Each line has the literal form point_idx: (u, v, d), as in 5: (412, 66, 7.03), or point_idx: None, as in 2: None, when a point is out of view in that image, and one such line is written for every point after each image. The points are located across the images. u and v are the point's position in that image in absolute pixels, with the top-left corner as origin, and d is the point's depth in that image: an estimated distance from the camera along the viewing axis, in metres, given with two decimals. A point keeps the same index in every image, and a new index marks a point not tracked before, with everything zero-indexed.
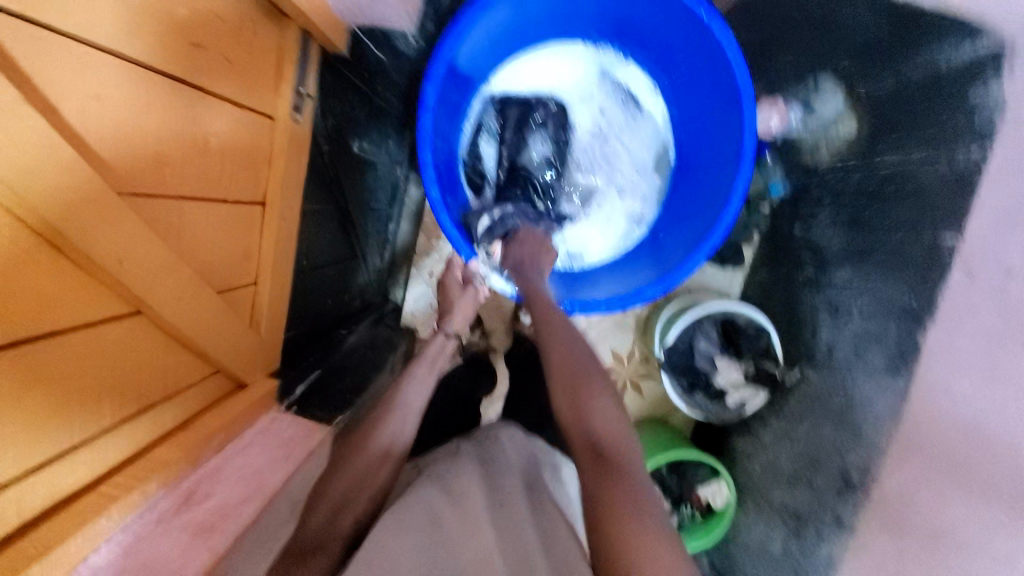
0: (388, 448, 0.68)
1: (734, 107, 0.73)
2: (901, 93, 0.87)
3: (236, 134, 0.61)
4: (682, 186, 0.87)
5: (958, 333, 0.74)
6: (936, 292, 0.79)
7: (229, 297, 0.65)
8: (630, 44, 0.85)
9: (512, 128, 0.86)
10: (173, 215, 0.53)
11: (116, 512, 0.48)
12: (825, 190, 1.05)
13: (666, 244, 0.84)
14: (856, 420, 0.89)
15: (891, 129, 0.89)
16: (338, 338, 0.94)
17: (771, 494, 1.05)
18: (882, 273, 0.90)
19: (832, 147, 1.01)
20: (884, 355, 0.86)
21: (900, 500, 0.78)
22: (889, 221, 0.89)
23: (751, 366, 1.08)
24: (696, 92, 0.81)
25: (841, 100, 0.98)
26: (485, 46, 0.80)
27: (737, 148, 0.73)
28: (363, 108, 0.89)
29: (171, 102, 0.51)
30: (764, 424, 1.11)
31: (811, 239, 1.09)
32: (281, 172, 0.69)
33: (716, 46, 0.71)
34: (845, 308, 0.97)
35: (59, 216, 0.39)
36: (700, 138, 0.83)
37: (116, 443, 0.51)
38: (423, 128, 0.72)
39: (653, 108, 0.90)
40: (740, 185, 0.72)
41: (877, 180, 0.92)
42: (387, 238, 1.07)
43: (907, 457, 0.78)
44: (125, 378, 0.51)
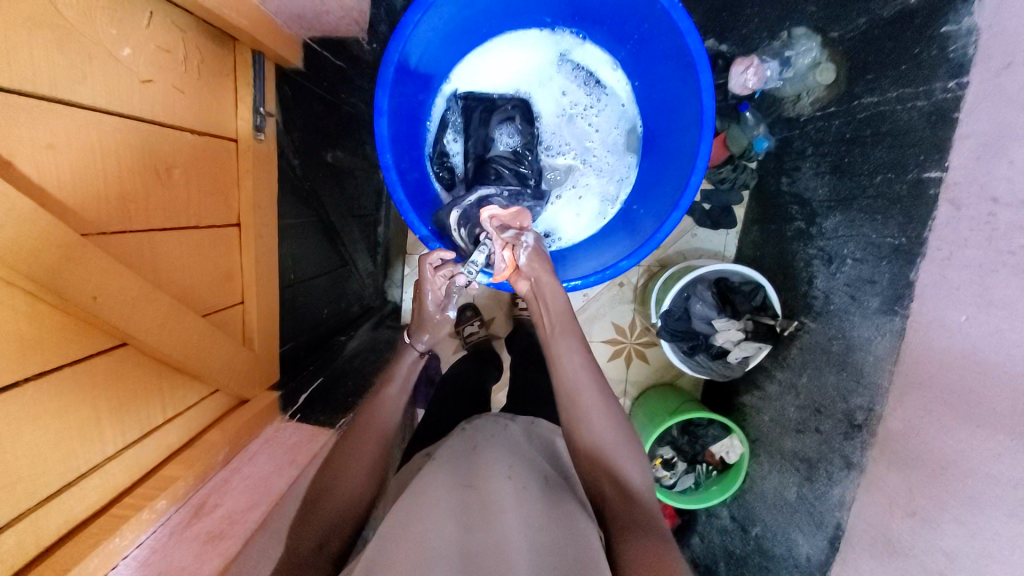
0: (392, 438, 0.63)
1: (691, 72, 0.71)
2: (869, 35, 0.87)
3: (199, 161, 0.62)
4: (652, 158, 0.85)
5: (949, 264, 0.73)
6: (924, 229, 0.78)
7: (216, 318, 0.67)
8: (585, 23, 0.84)
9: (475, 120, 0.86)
10: (145, 247, 0.54)
11: (129, 532, 0.51)
12: (807, 141, 1.05)
13: (640, 215, 0.83)
14: (856, 363, 0.88)
15: (863, 71, 0.90)
16: (338, 345, 0.99)
17: (782, 444, 1.06)
18: (869, 215, 0.89)
19: (812, 96, 1.02)
20: (878, 297, 0.86)
21: (905, 435, 0.78)
22: (869, 164, 0.89)
23: (749, 323, 1.05)
24: (651, 61, 0.79)
25: (814, 50, 0.98)
26: (435, 44, 0.79)
27: (697, 112, 0.72)
28: (332, 117, 0.89)
29: (128, 139, 0.52)
30: (769, 376, 1.11)
31: (798, 192, 1.08)
32: (252, 191, 0.70)
33: (661, 12, 0.70)
34: (836, 256, 0.96)
35: (23, 259, 0.40)
36: (664, 107, 0.81)
37: (120, 467, 0.53)
38: (381, 134, 0.72)
39: (616, 84, 0.88)
40: (703, 149, 0.71)
41: (855, 125, 0.92)
42: (378, 242, 1.13)
43: (907, 395, 0.78)
44: (123, 405, 0.54)
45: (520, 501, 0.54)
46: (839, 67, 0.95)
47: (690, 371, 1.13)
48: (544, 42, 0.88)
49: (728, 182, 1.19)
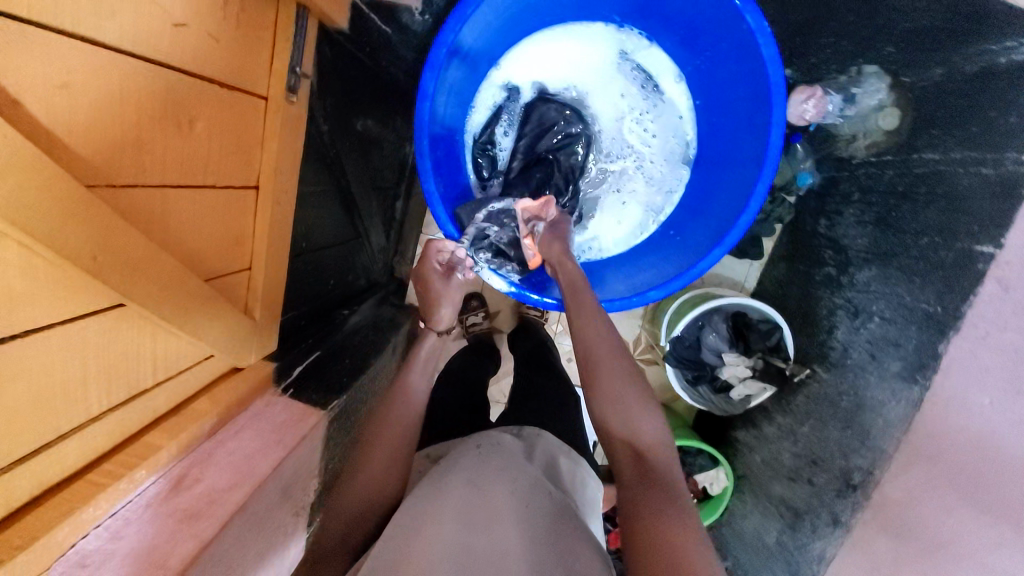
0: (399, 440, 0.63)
1: (763, 103, 0.67)
2: (946, 85, 0.81)
3: (224, 116, 0.58)
4: (702, 184, 0.81)
5: (981, 345, 0.70)
6: (963, 302, 0.74)
7: (220, 283, 0.64)
8: (655, 29, 0.79)
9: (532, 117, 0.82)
10: (156, 204, 0.51)
11: (104, 501, 0.48)
12: (856, 185, 1.00)
13: (678, 244, 0.79)
14: (864, 423, 0.86)
15: (928, 125, 0.85)
16: (340, 318, 0.96)
17: (770, 488, 1.05)
18: (907, 276, 0.85)
19: (870, 139, 0.97)
20: (900, 361, 0.83)
21: (900, 505, 0.76)
22: (915, 224, 0.85)
23: (759, 362, 1.04)
24: (721, 83, 0.75)
25: (882, 91, 0.93)
26: (496, 27, 0.75)
27: (762, 147, 0.67)
28: (368, 84, 0.85)
29: (151, 87, 0.47)
30: (769, 418, 1.09)
31: (834, 237, 1.04)
32: (275, 155, 0.66)
33: (746, 34, 0.66)
34: (863, 311, 0.93)
35: (25, 215, 0.36)
36: (725, 132, 0.77)
37: (99, 431, 0.51)
38: (421, 116, 0.69)
39: (676, 99, 0.83)
40: (760, 188, 0.67)
41: (910, 179, 0.87)
42: (394, 217, 1.10)
43: (913, 464, 0.76)
44: (113, 366, 0.51)
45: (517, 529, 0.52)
46: (903, 116, 0.90)
47: (690, 399, 1.11)
48: (609, 40, 0.82)
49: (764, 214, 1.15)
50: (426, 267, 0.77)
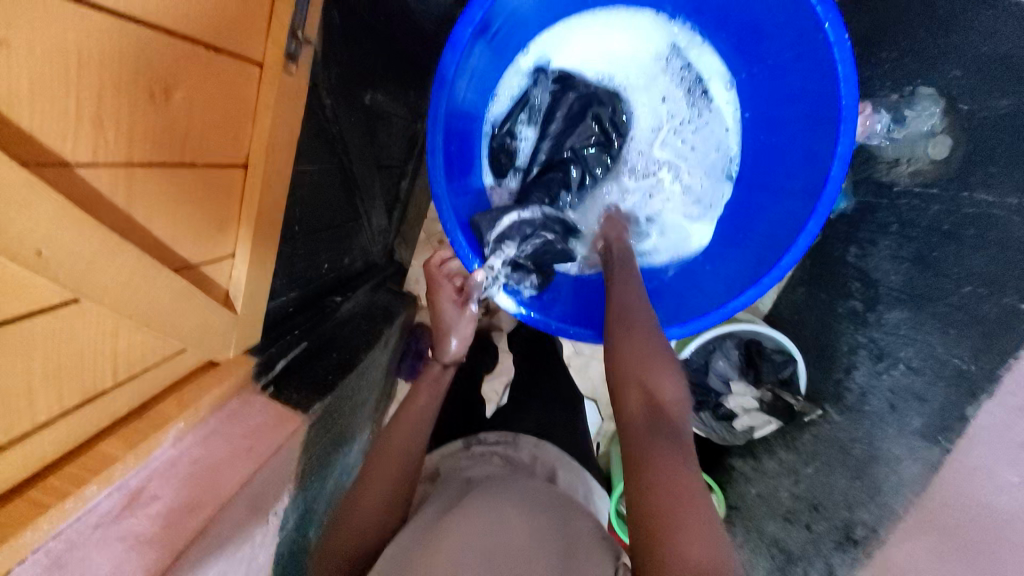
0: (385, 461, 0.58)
1: (827, 129, 0.60)
2: (1007, 120, 0.72)
3: (211, 84, 0.50)
4: (742, 208, 0.73)
5: (1021, 417, 0.65)
6: (1001, 364, 0.69)
7: (196, 271, 0.57)
8: (709, 28, 0.71)
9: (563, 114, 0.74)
10: (122, 185, 0.43)
11: (45, 522, 0.42)
12: (894, 215, 0.93)
13: (709, 273, 0.72)
14: (874, 476, 0.81)
15: (987, 160, 0.76)
16: (332, 306, 0.90)
17: (761, 522, 1.01)
18: (943, 326, 0.79)
19: (915, 166, 0.89)
20: (923, 418, 0.77)
21: (903, 570, 0.72)
22: (960, 271, 0.79)
23: (768, 394, 0.97)
24: (779, 99, 0.67)
25: (935, 116, 0.84)
26: (532, 7, 0.66)
27: (819, 179, 0.60)
28: (381, 55, 0.76)
29: (118, 46, 0.39)
30: (771, 452, 1.05)
31: (864, 269, 0.97)
32: (268, 131, 0.57)
33: (819, 47, 0.58)
34: (888, 356, 0.87)
35: None
36: (774, 154, 0.69)
37: (47, 439, 0.45)
38: (437, 106, 0.61)
39: (722, 109, 0.75)
40: (812, 225, 0.60)
41: (958, 218, 0.80)
42: (397, 197, 1.04)
43: (923, 529, 0.72)
44: (64, 368, 0.45)
45: None
46: (955, 147, 0.81)
47: (691, 424, 1.07)
48: (656, 33, 0.74)
49: None
50: (439, 291, 0.72)
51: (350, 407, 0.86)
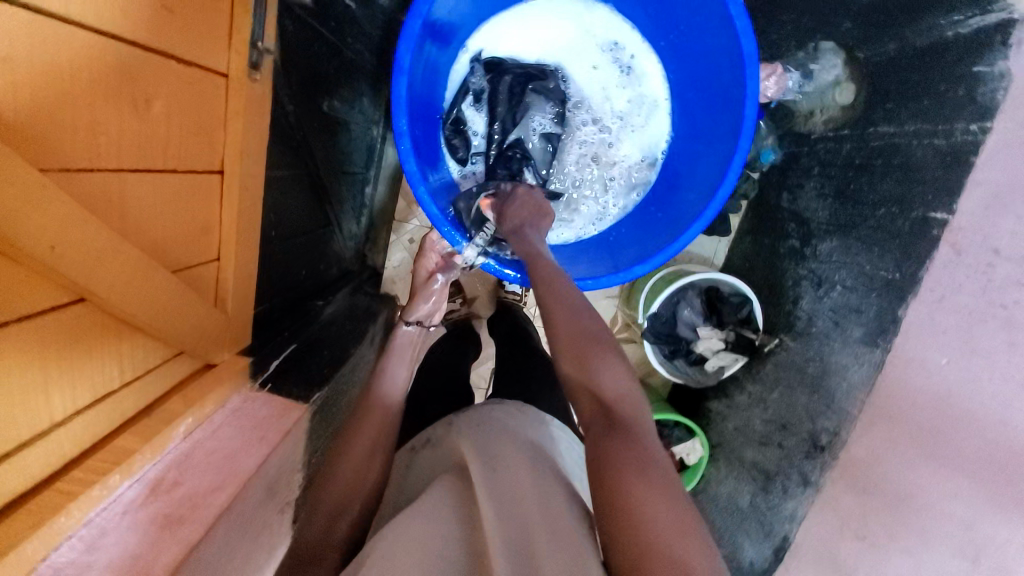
0: None
1: (737, 77, 0.69)
2: (900, 60, 0.85)
3: (183, 95, 0.54)
4: (679, 162, 0.82)
5: (939, 307, 0.75)
6: (920, 268, 0.79)
7: (188, 275, 0.60)
8: (628, 6, 0.79)
9: (508, 96, 0.81)
10: (114, 190, 0.47)
11: (77, 510, 0.45)
12: (815, 159, 1.04)
13: (658, 222, 0.81)
14: (829, 387, 0.91)
15: (884, 98, 0.88)
16: (315, 309, 0.92)
17: (743, 453, 1.09)
18: (867, 246, 0.89)
19: (827, 114, 1.00)
20: (862, 327, 0.87)
21: (867, 462, 0.81)
22: (874, 195, 0.89)
23: (732, 334, 1.08)
24: (695, 59, 0.76)
25: (838, 67, 0.96)
26: (470, 1, 0.73)
27: (737, 121, 0.69)
28: (333, 60, 0.81)
29: (102, 61, 0.43)
30: (739, 387, 1.14)
31: (797, 211, 1.08)
32: (241, 137, 0.62)
33: (717, 7, 0.67)
34: (827, 281, 0.97)
35: None
36: (700, 108, 0.78)
37: (68, 434, 0.48)
38: (398, 94, 0.67)
39: (649, 77, 0.84)
40: (737, 160, 0.69)
41: (867, 152, 0.91)
42: (365, 203, 1.09)
43: (877, 423, 0.80)
44: (76, 366, 0.47)
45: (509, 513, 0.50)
46: (859, 91, 0.93)
47: (666, 373, 1.15)
48: (579, 16, 0.82)
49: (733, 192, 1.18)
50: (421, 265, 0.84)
51: (347, 405, 0.87)
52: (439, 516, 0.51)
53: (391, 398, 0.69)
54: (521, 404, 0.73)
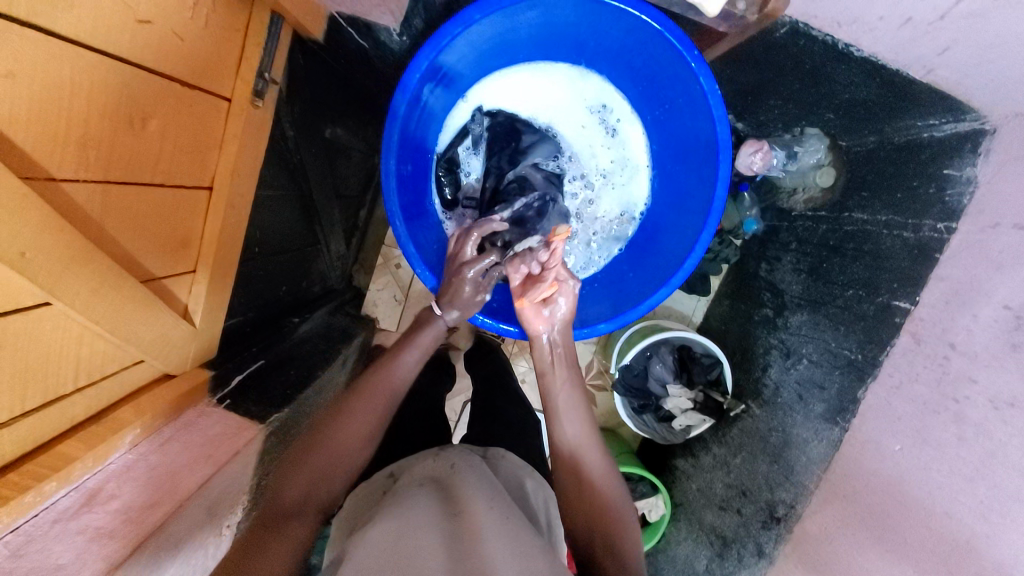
0: (352, 454, 0.62)
1: (711, 158, 0.73)
2: (874, 154, 0.92)
3: (181, 115, 0.56)
4: (655, 225, 0.85)
5: (896, 394, 0.77)
6: (881, 352, 0.81)
7: (158, 285, 0.61)
8: (618, 77, 0.84)
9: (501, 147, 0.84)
10: (97, 200, 0.48)
11: (7, 514, 0.43)
12: (793, 236, 1.09)
13: (631, 283, 0.84)
14: (789, 458, 0.92)
15: (859, 186, 0.95)
16: (289, 326, 0.92)
17: (702, 516, 1.08)
18: (834, 324, 0.92)
19: (807, 194, 1.06)
20: (824, 403, 0.89)
21: (817, 540, 0.81)
22: (845, 276, 0.93)
23: (699, 395, 1.10)
24: (676, 133, 0.80)
25: (821, 151, 1.01)
26: (469, 57, 0.77)
27: (708, 199, 0.73)
28: (331, 82, 0.85)
29: (105, 81, 0.46)
30: (705, 448, 1.14)
31: (772, 281, 1.11)
32: (234, 158, 0.65)
33: (699, 92, 0.71)
34: (795, 353, 0.99)
35: None
36: (677, 181, 0.82)
37: (13, 435, 0.47)
38: (388, 137, 0.70)
39: (634, 143, 0.88)
40: (704, 236, 0.72)
41: (840, 235, 0.96)
42: (356, 226, 1.11)
43: (832, 502, 0.81)
44: (31, 369, 0.47)
45: (505, 533, 0.52)
46: (839, 176, 0.99)
47: (634, 427, 1.17)
48: (574, 79, 0.86)
49: (713, 255, 1.20)
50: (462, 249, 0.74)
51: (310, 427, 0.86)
52: (424, 519, 0.53)
53: None
54: (516, 463, 0.76)
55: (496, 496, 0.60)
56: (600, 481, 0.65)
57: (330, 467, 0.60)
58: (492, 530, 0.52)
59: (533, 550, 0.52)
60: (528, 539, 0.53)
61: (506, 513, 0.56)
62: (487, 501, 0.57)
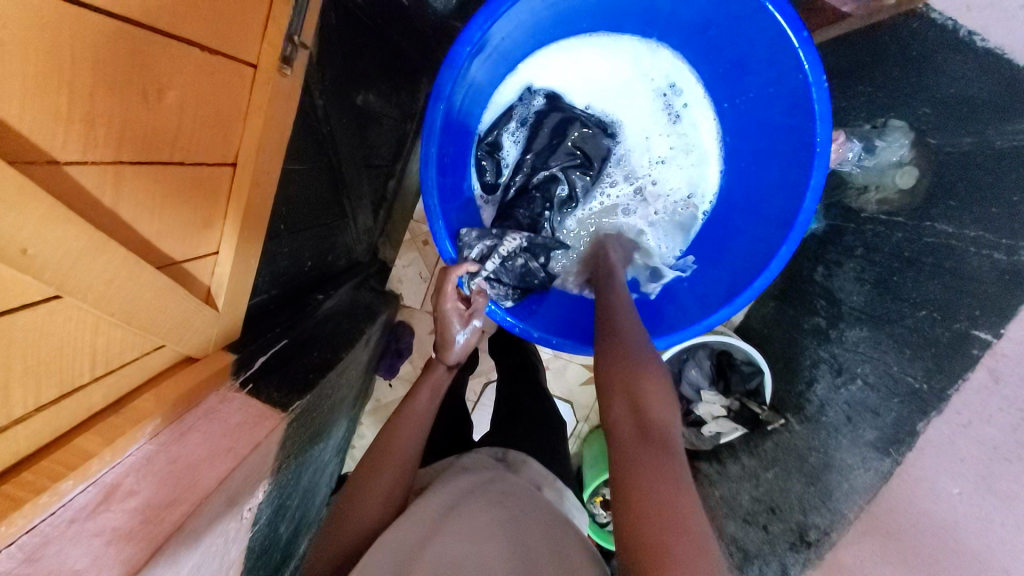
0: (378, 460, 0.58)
1: (802, 163, 0.64)
2: (972, 157, 0.77)
3: (200, 85, 0.50)
4: (721, 229, 0.77)
5: (961, 434, 0.69)
6: (950, 385, 0.73)
7: (176, 270, 0.57)
8: (696, 56, 0.74)
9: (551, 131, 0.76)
10: (110, 184, 0.43)
11: (20, 518, 0.41)
12: (860, 240, 0.97)
13: (686, 292, 0.77)
14: (828, 483, 0.86)
15: (947, 194, 0.81)
16: (314, 303, 0.89)
17: (723, 525, 1.05)
18: (897, 346, 0.84)
19: (882, 194, 0.93)
20: (876, 431, 0.82)
21: (850, 574, 0.77)
22: (917, 295, 0.83)
23: (736, 403, 1.04)
24: (760, 126, 0.71)
25: (905, 148, 0.88)
26: (530, 25, 0.69)
27: (792, 210, 0.65)
28: (372, 50, 0.77)
29: (112, 47, 0.40)
30: (734, 457, 1.10)
31: (829, 287, 1.02)
32: (260, 131, 0.59)
33: (800, 85, 0.62)
34: (847, 371, 0.92)
35: None
36: (751, 183, 0.74)
37: (25, 433, 0.45)
38: (431, 121, 0.64)
39: (704, 133, 0.79)
40: (783, 252, 0.64)
41: (918, 247, 0.84)
42: (384, 197, 1.04)
43: (871, 538, 0.76)
44: (43, 365, 0.44)
45: (517, 536, 0.50)
46: (921, 177, 0.86)
47: None
48: (642, 55, 0.77)
49: None
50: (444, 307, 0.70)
51: (329, 406, 0.84)
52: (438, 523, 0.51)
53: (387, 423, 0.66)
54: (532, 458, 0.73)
55: (511, 496, 0.57)
56: (638, 369, 0.56)
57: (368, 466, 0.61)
58: (502, 535, 0.49)
59: (548, 555, 0.49)
60: (543, 543, 0.50)
61: (520, 513, 0.54)
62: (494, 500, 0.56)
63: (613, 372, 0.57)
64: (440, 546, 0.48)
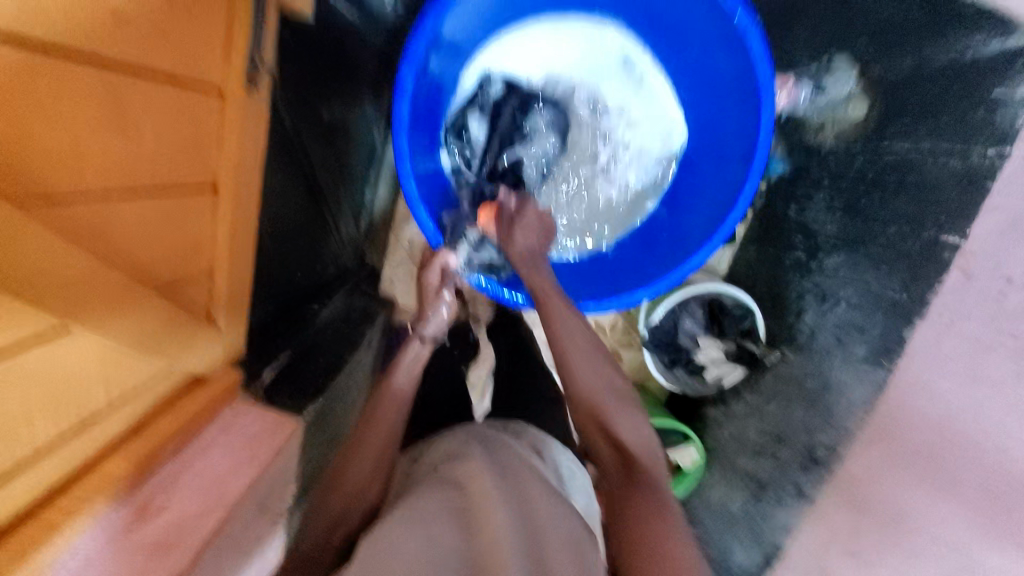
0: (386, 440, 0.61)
1: (751, 102, 0.68)
2: (915, 76, 0.83)
3: (173, 109, 0.52)
4: (686, 178, 0.80)
5: (946, 334, 0.74)
6: (928, 290, 0.77)
7: (174, 292, 0.58)
8: (636, 15, 0.77)
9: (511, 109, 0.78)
10: (99, 214, 0.45)
11: (62, 540, 0.44)
12: (825, 170, 1.00)
13: (662, 243, 0.80)
14: (828, 403, 0.90)
15: (900, 112, 0.85)
16: (310, 314, 0.86)
17: (736, 461, 1.08)
18: (874, 262, 0.88)
19: (837, 128, 0.96)
20: (865, 345, 0.86)
21: (864, 482, 0.81)
22: (887, 213, 0.86)
23: (733, 345, 1.09)
24: (705, 73, 0.74)
25: (853, 82, 0.93)
26: (474, 9, 0.71)
27: (749, 147, 0.68)
28: (331, 57, 0.77)
29: (86, 82, 0.41)
30: (738, 396, 1.12)
31: (804, 221, 1.04)
32: (236, 148, 0.60)
33: (736, 28, 0.65)
34: (831, 295, 0.95)
35: None
36: (708, 129, 0.77)
37: (55, 464, 0.46)
38: (398, 115, 0.66)
39: (657, 88, 0.81)
40: (748, 189, 0.68)
41: (880, 167, 0.88)
42: (362, 204, 1.04)
43: (875, 445, 0.80)
44: (60, 396, 0.45)
45: (514, 507, 0.51)
46: (874, 105, 0.90)
47: (666, 383, 1.14)
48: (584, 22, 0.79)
49: None
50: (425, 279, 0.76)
51: (343, 411, 0.85)
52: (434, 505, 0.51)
53: (401, 395, 0.69)
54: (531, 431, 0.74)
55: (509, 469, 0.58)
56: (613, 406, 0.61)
57: (382, 448, 0.64)
58: (501, 505, 0.50)
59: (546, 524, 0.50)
60: (539, 512, 0.52)
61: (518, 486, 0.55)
62: (499, 484, 0.54)
63: (585, 412, 0.61)
64: (438, 522, 0.48)
